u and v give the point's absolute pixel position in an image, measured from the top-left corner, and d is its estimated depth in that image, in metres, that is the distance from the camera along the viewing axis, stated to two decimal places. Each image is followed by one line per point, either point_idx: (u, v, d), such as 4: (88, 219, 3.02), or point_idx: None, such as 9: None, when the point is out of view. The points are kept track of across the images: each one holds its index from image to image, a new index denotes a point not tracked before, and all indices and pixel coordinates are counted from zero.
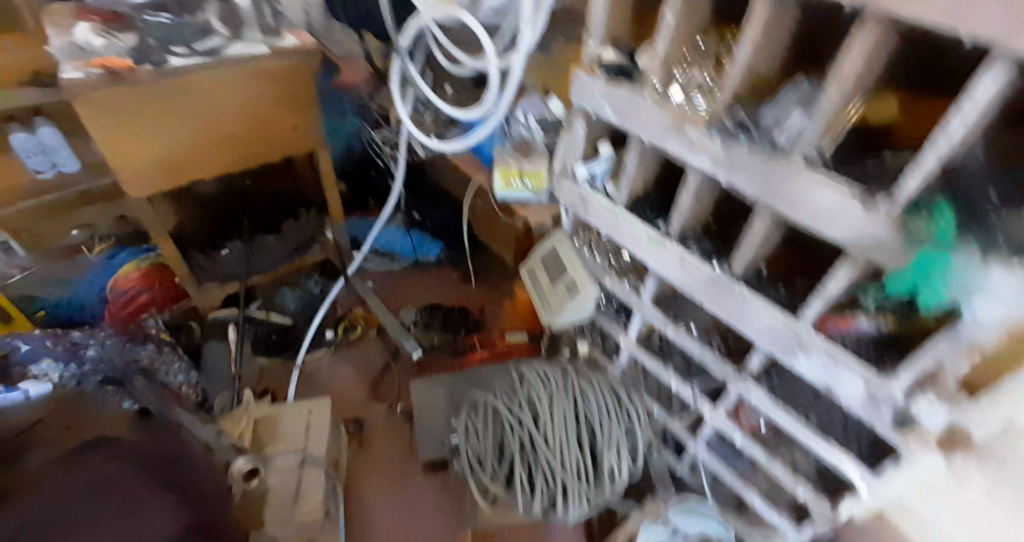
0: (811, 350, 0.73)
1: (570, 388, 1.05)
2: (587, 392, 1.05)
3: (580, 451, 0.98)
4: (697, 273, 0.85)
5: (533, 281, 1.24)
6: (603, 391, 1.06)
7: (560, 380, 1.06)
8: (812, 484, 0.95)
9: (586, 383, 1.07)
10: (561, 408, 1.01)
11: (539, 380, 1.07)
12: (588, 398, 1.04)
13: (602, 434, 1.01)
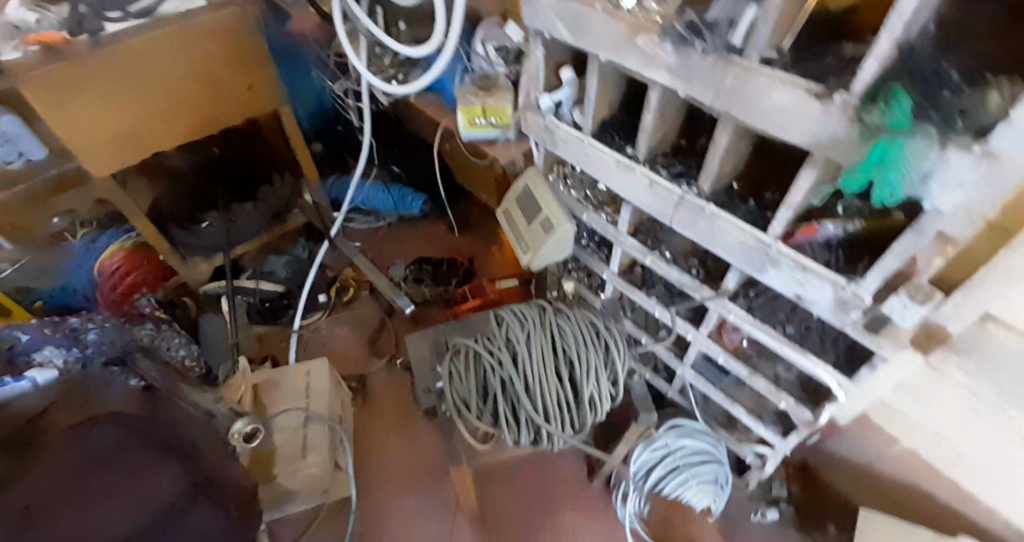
0: (780, 264, 0.70)
1: (547, 326, 1.07)
2: (564, 328, 1.07)
3: (561, 384, 1.03)
4: (666, 197, 0.80)
5: (509, 223, 1.21)
6: (579, 325, 1.09)
7: (537, 320, 1.08)
8: (795, 395, 0.93)
9: (563, 320, 1.09)
10: (539, 346, 1.04)
11: (516, 320, 1.09)
12: (566, 334, 1.06)
13: (581, 366, 1.04)
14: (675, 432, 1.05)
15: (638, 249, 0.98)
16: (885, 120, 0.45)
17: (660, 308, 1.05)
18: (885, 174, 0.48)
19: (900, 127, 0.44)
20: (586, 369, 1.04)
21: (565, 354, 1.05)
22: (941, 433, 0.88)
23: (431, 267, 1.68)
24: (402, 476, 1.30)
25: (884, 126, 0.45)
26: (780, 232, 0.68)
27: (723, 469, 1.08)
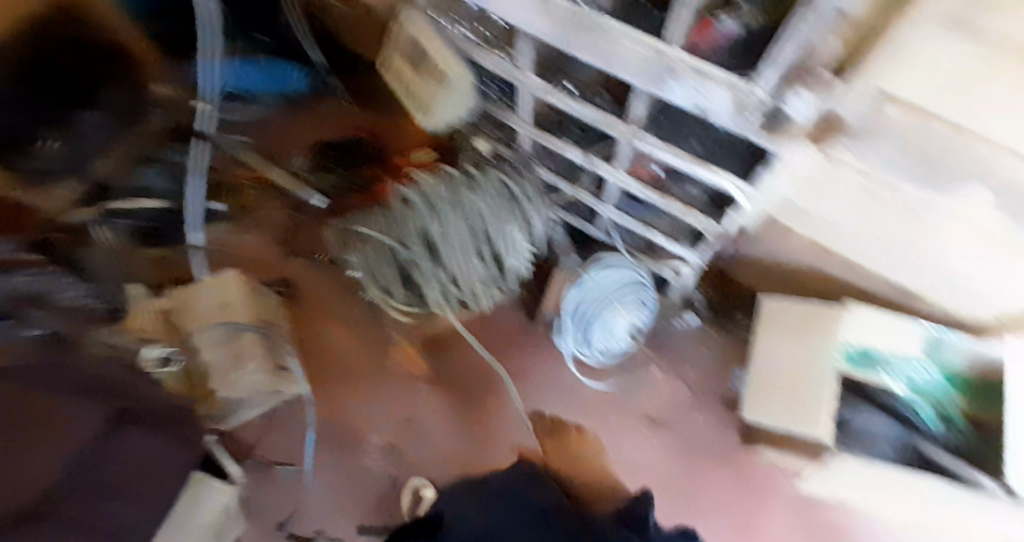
0: (681, 74, 0.63)
1: (459, 206, 1.01)
2: (479, 210, 1.01)
3: (481, 263, 1.06)
4: (560, 18, 0.68)
5: (401, 77, 1.10)
6: (492, 197, 1.04)
7: (446, 200, 1.01)
8: (703, 210, 0.93)
9: (475, 195, 1.02)
10: (453, 233, 1.01)
11: (425, 203, 1.02)
12: (479, 214, 1.01)
13: (500, 244, 1.05)
14: (597, 268, 1.07)
15: (540, 88, 0.86)
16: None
17: (574, 150, 0.96)
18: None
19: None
20: (503, 246, 1.05)
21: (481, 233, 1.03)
22: (837, 221, 0.84)
23: (328, 147, 1.42)
24: (342, 373, 1.24)
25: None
26: (679, 38, 0.61)
27: (648, 298, 1.11)
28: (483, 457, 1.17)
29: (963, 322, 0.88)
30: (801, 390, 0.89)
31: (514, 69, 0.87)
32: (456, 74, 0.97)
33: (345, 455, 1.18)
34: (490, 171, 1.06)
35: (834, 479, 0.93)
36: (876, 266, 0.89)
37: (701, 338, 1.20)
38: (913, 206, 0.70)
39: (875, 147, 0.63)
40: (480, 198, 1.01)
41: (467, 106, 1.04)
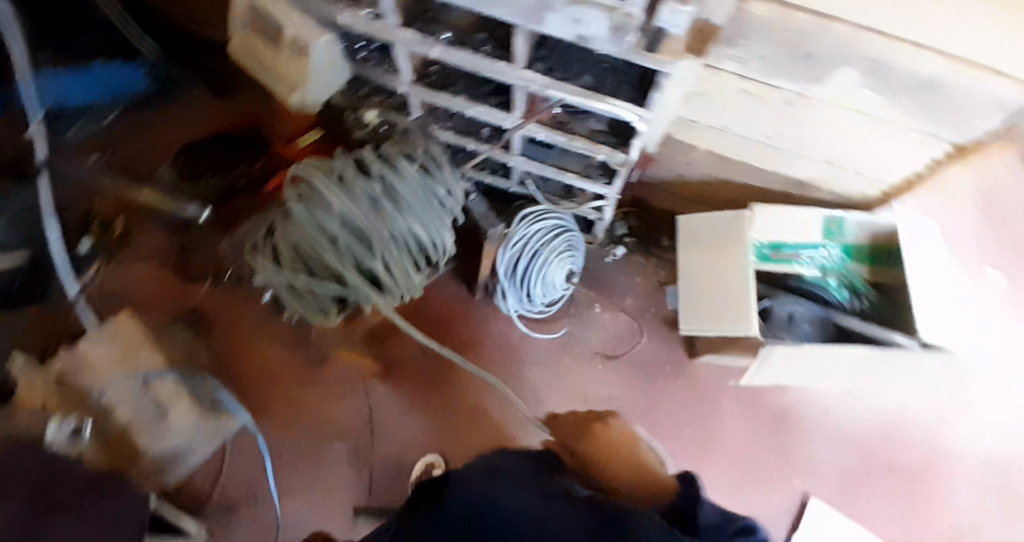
0: (554, 4, 0.59)
1: (392, 227, 0.86)
2: (418, 230, 0.88)
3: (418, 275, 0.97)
4: None
5: (256, 58, 0.95)
6: (422, 203, 0.88)
7: (379, 226, 0.84)
8: (608, 142, 0.92)
9: (405, 208, 0.86)
10: (396, 261, 0.87)
11: (354, 236, 0.83)
12: (419, 235, 0.88)
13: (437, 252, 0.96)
14: (523, 220, 1.04)
15: (415, 41, 0.78)
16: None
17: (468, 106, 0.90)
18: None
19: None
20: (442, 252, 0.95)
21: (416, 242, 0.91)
22: (727, 129, 0.87)
23: (197, 150, 1.25)
24: (285, 394, 1.15)
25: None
26: None
27: (578, 239, 1.11)
28: (460, 436, 1.12)
29: (845, 200, 0.97)
30: (730, 291, 0.92)
31: (383, 24, 0.78)
32: (320, 42, 0.84)
33: (311, 474, 1.09)
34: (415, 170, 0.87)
35: (770, 366, 0.99)
36: (768, 166, 0.94)
37: (630, 269, 1.23)
38: (790, 102, 0.74)
39: (754, 43, 0.64)
40: (416, 217, 0.87)
41: (339, 71, 0.93)
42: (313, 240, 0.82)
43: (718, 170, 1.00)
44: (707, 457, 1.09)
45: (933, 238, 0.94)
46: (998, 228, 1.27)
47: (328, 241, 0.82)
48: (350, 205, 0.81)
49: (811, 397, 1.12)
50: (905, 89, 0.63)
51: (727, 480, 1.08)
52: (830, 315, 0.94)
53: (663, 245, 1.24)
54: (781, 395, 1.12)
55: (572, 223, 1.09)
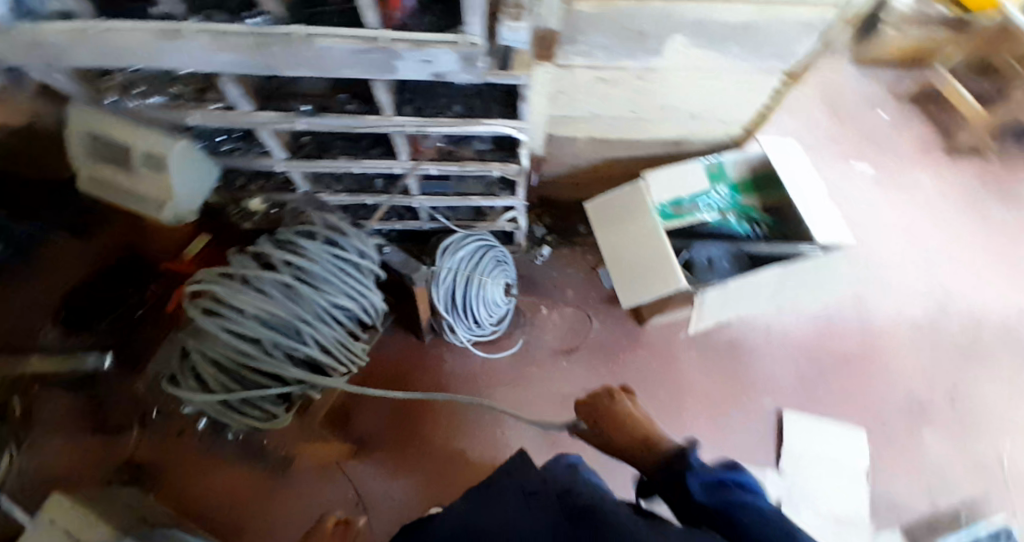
0: (399, 53, 0.60)
1: (314, 310, 0.82)
2: (340, 298, 0.84)
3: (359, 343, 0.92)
4: (245, 45, 0.60)
5: (111, 188, 0.89)
6: (338, 274, 0.84)
7: (300, 314, 0.80)
8: (498, 156, 0.94)
9: (321, 286, 0.82)
10: (329, 340, 0.84)
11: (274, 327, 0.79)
12: (343, 303, 0.84)
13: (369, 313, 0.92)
14: (446, 251, 1.04)
15: (276, 120, 0.78)
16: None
17: (352, 164, 0.90)
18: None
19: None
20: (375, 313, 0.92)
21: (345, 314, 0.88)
22: (598, 115, 0.93)
23: (75, 292, 1.13)
24: (259, 512, 1.05)
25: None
26: (375, 17, 0.58)
27: (505, 253, 1.13)
28: (455, 483, 1.08)
29: (718, 145, 1.07)
30: (654, 254, 0.98)
31: (238, 111, 0.77)
32: (175, 148, 0.81)
33: None
34: (318, 245, 0.83)
35: (709, 310, 1.04)
36: (645, 135, 1.01)
37: (560, 264, 1.27)
38: (640, 77, 0.80)
39: (591, 36, 0.69)
40: (335, 286, 0.84)
41: (204, 166, 0.88)
42: (234, 349, 0.78)
43: (604, 151, 1.07)
44: (686, 410, 1.13)
45: (797, 154, 1.05)
46: (844, 124, 1.45)
47: (251, 347, 0.78)
48: (262, 304, 0.77)
49: (754, 323, 1.21)
50: (725, 39, 0.70)
51: (712, 422, 1.13)
52: (740, 249, 1.03)
53: (582, 233, 1.29)
54: (729, 331, 1.20)
55: (492, 240, 1.10)
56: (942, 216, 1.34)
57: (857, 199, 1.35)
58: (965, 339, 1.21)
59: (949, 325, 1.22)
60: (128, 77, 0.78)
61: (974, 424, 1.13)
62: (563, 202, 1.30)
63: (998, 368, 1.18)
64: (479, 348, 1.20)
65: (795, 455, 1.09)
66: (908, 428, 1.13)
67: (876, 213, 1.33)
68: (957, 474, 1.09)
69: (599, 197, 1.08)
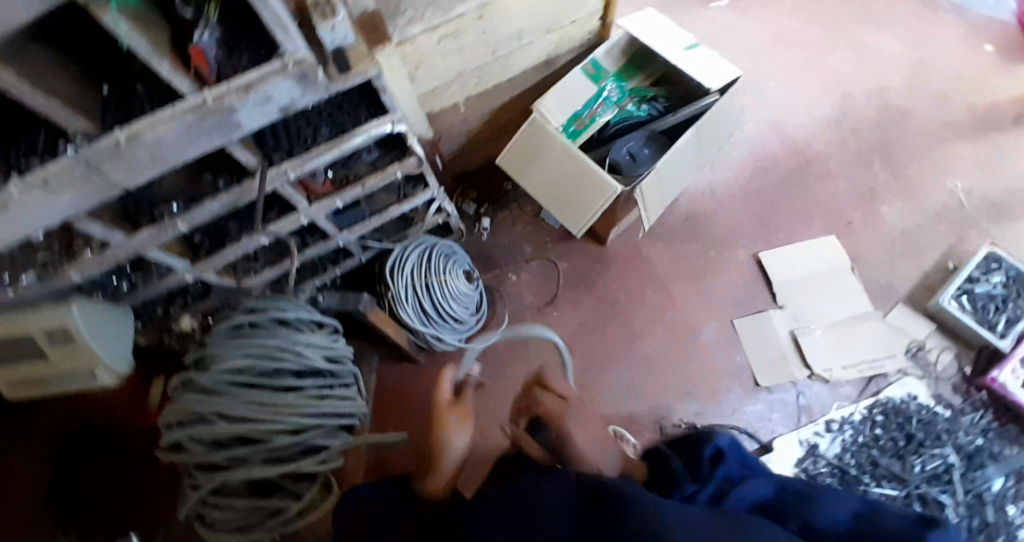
0: (234, 105, 0.55)
1: (215, 387, 0.71)
2: (230, 358, 0.72)
3: (303, 395, 0.73)
4: (78, 176, 0.54)
5: (27, 382, 0.80)
6: (227, 340, 0.74)
7: (196, 398, 0.70)
8: (392, 159, 0.90)
9: (212, 363, 0.73)
10: (243, 407, 0.69)
11: (189, 424, 0.71)
12: (235, 362, 0.71)
13: (290, 358, 0.74)
14: (396, 271, 1.02)
15: (155, 234, 0.73)
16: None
17: (258, 236, 0.85)
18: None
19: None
20: (298, 349, 0.74)
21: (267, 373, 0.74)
22: (465, 72, 0.91)
23: None
24: None
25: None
26: (190, 82, 0.52)
27: (450, 245, 1.11)
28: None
29: (585, 47, 1.07)
30: (580, 174, 0.97)
31: (113, 245, 0.72)
32: (73, 314, 0.74)
33: None
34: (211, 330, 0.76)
35: (655, 202, 1.04)
36: (516, 70, 1.01)
37: (506, 227, 1.26)
38: (481, 17, 0.81)
39: None
40: (223, 352, 0.73)
41: (110, 314, 0.82)
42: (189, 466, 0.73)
43: (489, 102, 1.05)
44: (679, 298, 1.16)
45: (657, 19, 1.05)
46: None
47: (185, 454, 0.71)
48: (171, 411, 0.72)
49: (700, 191, 1.23)
50: None
51: (704, 295, 1.16)
52: (652, 130, 1.03)
53: (510, 189, 1.28)
54: (681, 209, 1.22)
55: (431, 239, 1.07)
56: (809, 14, 1.38)
57: (735, 34, 1.36)
58: (879, 113, 1.27)
59: (859, 108, 1.27)
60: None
61: (920, 182, 1.21)
62: (477, 170, 1.28)
63: (916, 124, 1.25)
64: (473, 341, 1.19)
65: (788, 286, 1.15)
66: (869, 213, 1.19)
67: (757, 39, 1.36)
68: (926, 231, 1.17)
69: (506, 149, 1.05)
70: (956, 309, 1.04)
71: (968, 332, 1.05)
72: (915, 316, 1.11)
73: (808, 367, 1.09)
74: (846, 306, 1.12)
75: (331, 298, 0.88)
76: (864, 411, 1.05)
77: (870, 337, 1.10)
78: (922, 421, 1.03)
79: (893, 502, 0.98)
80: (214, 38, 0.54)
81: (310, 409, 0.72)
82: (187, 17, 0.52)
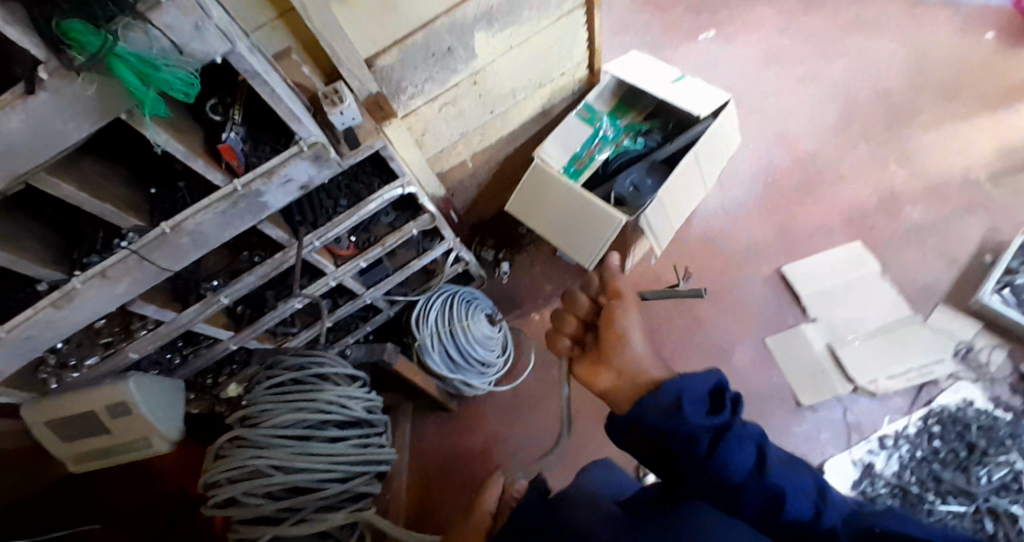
0: (260, 189, 0.62)
1: (266, 442, 0.73)
2: (279, 414, 0.75)
3: (348, 444, 0.76)
4: (128, 267, 0.62)
5: (99, 455, 0.85)
6: (273, 396, 0.76)
7: (250, 453, 0.72)
8: (409, 217, 0.96)
9: (262, 419, 0.75)
10: (298, 458, 0.72)
11: (240, 480, 0.72)
12: (285, 417, 0.74)
13: (335, 410, 0.77)
14: (421, 321, 1.07)
15: (200, 309, 0.80)
16: (81, 50, 0.37)
17: (291, 301, 0.91)
18: (157, 82, 0.43)
19: (119, 44, 0.38)
20: (342, 401, 0.78)
21: (313, 426, 0.77)
22: (467, 132, 0.99)
23: None
24: None
25: (94, 56, 0.38)
26: (223, 174, 0.60)
27: (471, 291, 1.15)
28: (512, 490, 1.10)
29: (577, 94, 1.14)
30: (586, 209, 1.00)
31: (166, 322, 0.80)
32: (129, 387, 0.79)
33: None
34: (254, 389, 0.77)
35: (662, 228, 1.06)
36: (515, 123, 1.08)
37: (524, 269, 1.30)
38: (475, 82, 0.89)
39: (411, 76, 0.79)
40: (271, 408, 0.75)
41: (160, 382, 0.86)
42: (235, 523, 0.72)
43: (494, 155, 1.12)
44: (703, 319, 1.15)
45: (641, 61, 1.12)
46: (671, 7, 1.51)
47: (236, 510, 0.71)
48: (221, 467, 0.72)
49: (711, 212, 1.24)
50: (516, 9, 0.82)
51: (729, 314, 1.14)
52: (652, 162, 1.07)
53: (524, 232, 1.32)
54: (695, 231, 1.23)
55: (452, 287, 1.12)
56: (795, 31, 1.40)
57: (723, 60, 1.41)
58: (883, 114, 1.26)
59: (862, 113, 1.27)
60: (59, 352, 0.79)
61: (939, 176, 1.17)
62: (492, 218, 1.34)
63: (924, 119, 1.24)
64: (503, 383, 1.21)
65: (817, 297, 1.12)
66: (889, 213, 1.16)
67: (746, 60, 1.40)
68: (955, 225, 1.13)
69: (514, 195, 1.11)
70: (998, 304, 0.99)
71: (1018, 327, 0.99)
72: (958, 315, 1.05)
73: (851, 380, 1.04)
74: (880, 312, 1.08)
75: (357, 350, 0.92)
76: (919, 422, 0.99)
77: (915, 343, 1.05)
78: (982, 427, 0.96)
79: (962, 520, 0.90)
80: (240, 136, 0.62)
81: (357, 457, 0.76)
82: (216, 121, 0.61)
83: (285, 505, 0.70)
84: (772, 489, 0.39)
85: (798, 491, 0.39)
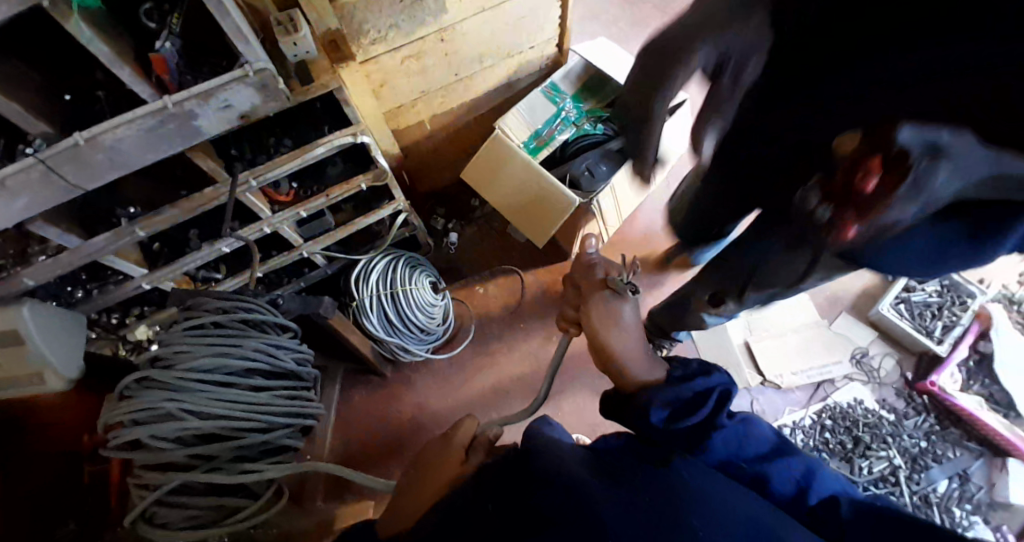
0: (195, 110, 0.57)
1: (183, 386, 0.68)
2: (199, 357, 0.70)
3: (271, 394, 0.74)
4: (31, 179, 0.55)
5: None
6: (193, 337, 0.71)
7: (164, 395, 0.67)
8: (357, 171, 0.92)
9: (178, 362, 0.69)
10: (217, 404, 0.68)
11: (149, 424, 0.66)
12: (206, 362, 0.69)
13: (259, 358, 0.74)
14: (361, 280, 1.04)
15: (112, 240, 0.73)
16: None
17: (217, 244, 0.85)
18: None
19: None
20: (268, 349, 0.75)
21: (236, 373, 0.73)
22: (428, 91, 0.96)
23: None
24: None
25: None
26: (151, 89, 0.54)
27: (417, 257, 1.13)
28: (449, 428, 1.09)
29: (541, 71, 1.14)
30: (545, 187, 1.00)
31: (71, 249, 0.72)
32: (25, 315, 0.73)
33: None
34: (173, 329, 0.71)
35: (609, 214, 1.10)
36: (478, 90, 1.06)
37: (472, 242, 1.29)
38: (441, 39, 0.86)
39: (374, 19, 0.75)
40: (190, 350, 0.70)
41: (60, 317, 0.79)
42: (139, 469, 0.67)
43: (451, 120, 1.10)
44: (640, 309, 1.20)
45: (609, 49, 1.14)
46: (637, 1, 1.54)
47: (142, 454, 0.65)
48: (128, 408, 0.66)
49: (658, 207, 1.29)
50: None
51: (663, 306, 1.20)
52: (607, 149, 1.09)
53: (476, 205, 1.31)
54: (640, 223, 1.28)
55: (398, 251, 1.08)
56: None
57: None
58: None
59: None
60: None
61: None
62: (444, 187, 1.31)
63: None
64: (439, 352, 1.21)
65: None
66: None
67: None
68: None
69: (473, 162, 1.09)
70: (894, 315, 1.11)
71: (907, 338, 1.12)
72: (858, 324, 1.17)
73: (761, 374, 1.14)
74: (793, 316, 1.18)
75: (291, 301, 0.86)
76: (814, 415, 1.10)
77: (819, 344, 1.16)
78: (868, 424, 1.08)
79: None
80: (176, 49, 0.56)
81: (280, 407, 0.73)
82: (151, 28, 0.54)
83: (201, 452, 0.66)
84: (761, 474, 0.44)
85: (784, 471, 0.44)
